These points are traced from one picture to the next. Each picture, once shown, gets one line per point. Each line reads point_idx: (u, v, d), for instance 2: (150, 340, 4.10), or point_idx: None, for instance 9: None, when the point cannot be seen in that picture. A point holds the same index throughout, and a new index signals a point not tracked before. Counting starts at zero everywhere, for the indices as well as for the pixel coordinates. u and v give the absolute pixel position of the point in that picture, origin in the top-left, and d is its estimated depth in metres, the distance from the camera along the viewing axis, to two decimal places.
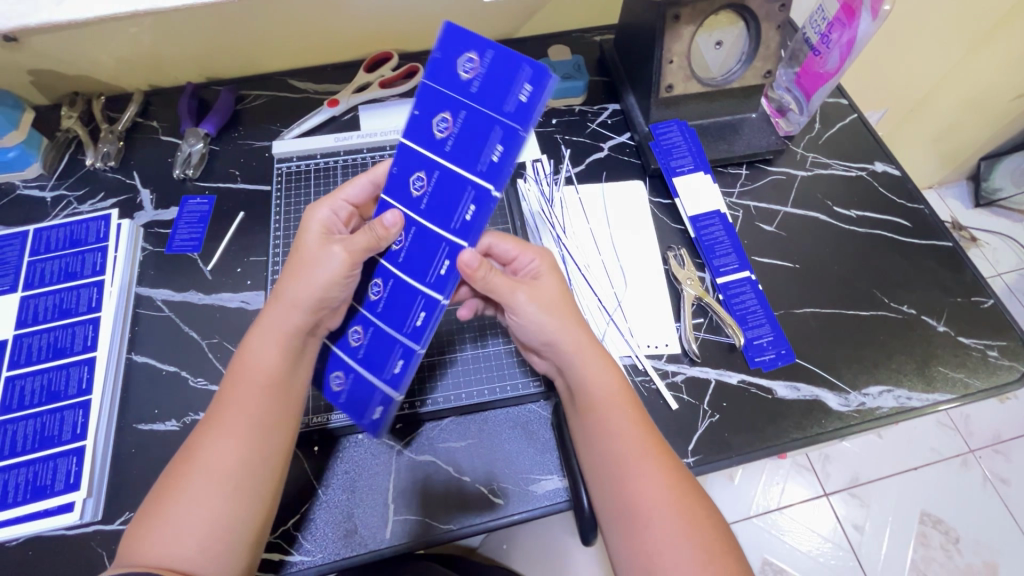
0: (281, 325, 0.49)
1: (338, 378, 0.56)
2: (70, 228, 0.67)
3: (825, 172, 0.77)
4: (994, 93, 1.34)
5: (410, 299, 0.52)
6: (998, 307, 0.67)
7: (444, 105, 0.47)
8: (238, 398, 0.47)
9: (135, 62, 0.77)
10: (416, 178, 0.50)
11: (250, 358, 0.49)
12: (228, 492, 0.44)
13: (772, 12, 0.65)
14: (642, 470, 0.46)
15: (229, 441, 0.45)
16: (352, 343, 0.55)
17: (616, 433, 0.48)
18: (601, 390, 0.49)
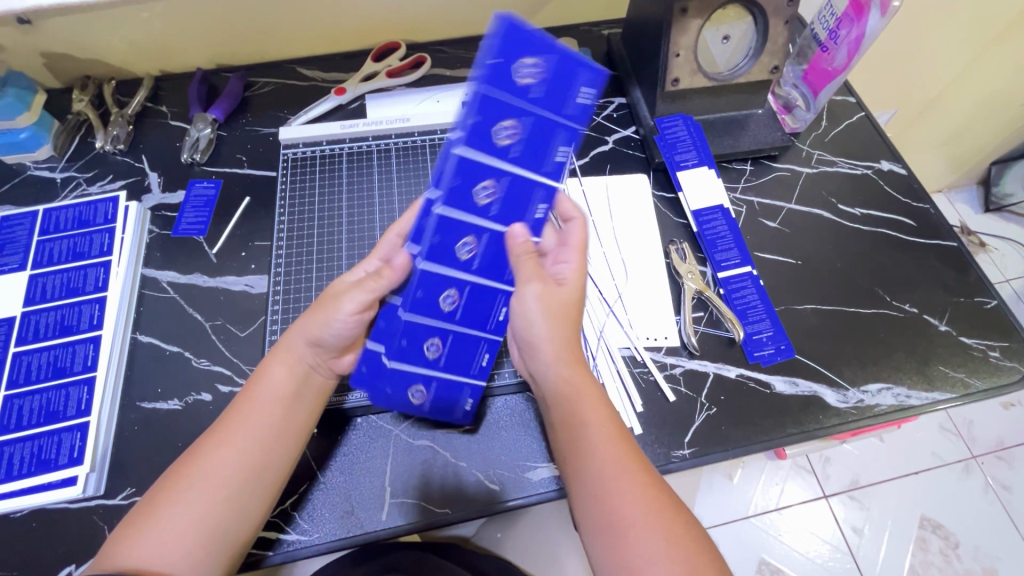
0: (294, 348, 0.52)
1: (417, 391, 0.56)
2: (79, 209, 0.68)
3: (831, 169, 0.77)
4: (1006, 97, 1.33)
5: (490, 301, 0.55)
6: (1001, 308, 0.67)
7: (505, 112, 0.45)
8: (243, 417, 0.49)
9: (146, 47, 0.78)
10: (483, 188, 0.48)
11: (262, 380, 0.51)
12: (223, 504, 0.46)
13: (779, 8, 0.65)
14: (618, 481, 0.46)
15: (227, 451, 0.47)
16: (429, 355, 0.55)
17: (592, 447, 0.48)
18: (582, 405, 0.50)
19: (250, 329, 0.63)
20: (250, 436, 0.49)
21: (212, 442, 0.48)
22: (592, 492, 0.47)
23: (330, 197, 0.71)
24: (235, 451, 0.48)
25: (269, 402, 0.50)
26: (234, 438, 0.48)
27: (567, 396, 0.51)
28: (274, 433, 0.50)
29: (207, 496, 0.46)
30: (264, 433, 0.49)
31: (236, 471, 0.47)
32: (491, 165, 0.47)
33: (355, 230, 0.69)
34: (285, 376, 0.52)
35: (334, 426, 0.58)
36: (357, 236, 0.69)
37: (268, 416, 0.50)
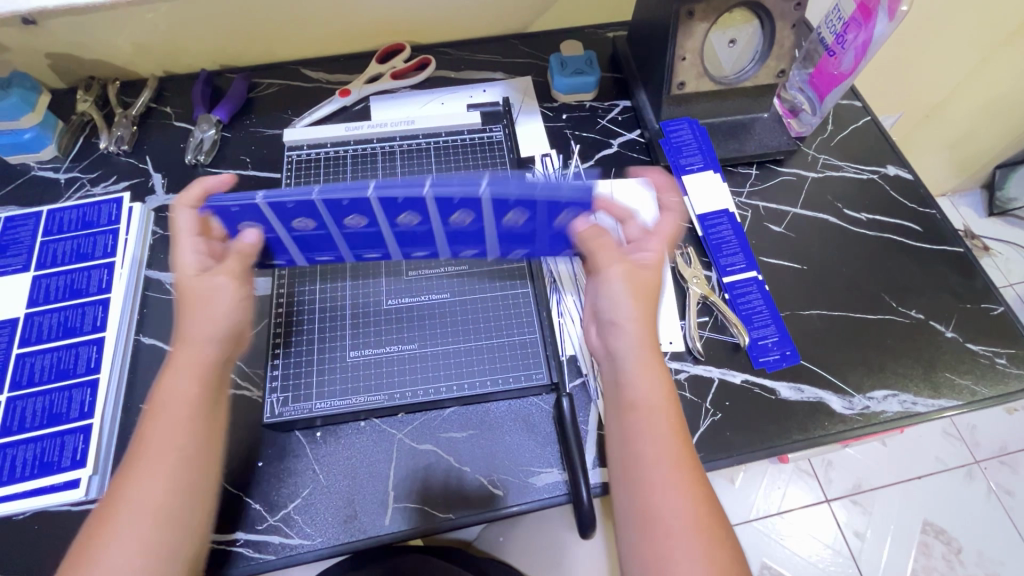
0: (202, 356, 0.49)
1: (354, 220, 0.54)
2: (83, 210, 0.68)
3: (836, 174, 0.76)
4: (1012, 101, 1.33)
5: (424, 243, 0.59)
6: (1008, 314, 0.66)
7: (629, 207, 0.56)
8: (155, 435, 0.45)
9: (150, 48, 0.78)
10: (514, 215, 0.53)
11: (164, 392, 0.47)
12: (147, 555, 0.41)
13: (787, 12, 0.64)
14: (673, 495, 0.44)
15: (152, 474, 0.43)
16: (455, 216, 0.53)
17: (650, 437, 0.46)
18: (649, 396, 0.48)
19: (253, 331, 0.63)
20: (159, 467, 0.44)
21: (121, 490, 0.43)
22: (645, 498, 0.45)
23: None
24: (147, 493, 0.43)
25: (174, 423, 0.46)
26: (147, 476, 0.43)
27: (633, 390, 0.49)
28: (187, 458, 0.45)
29: (124, 549, 0.41)
30: (175, 460, 0.44)
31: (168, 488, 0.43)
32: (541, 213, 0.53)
33: None
34: (191, 388, 0.47)
35: (337, 429, 0.58)
36: None
37: (175, 438, 0.45)
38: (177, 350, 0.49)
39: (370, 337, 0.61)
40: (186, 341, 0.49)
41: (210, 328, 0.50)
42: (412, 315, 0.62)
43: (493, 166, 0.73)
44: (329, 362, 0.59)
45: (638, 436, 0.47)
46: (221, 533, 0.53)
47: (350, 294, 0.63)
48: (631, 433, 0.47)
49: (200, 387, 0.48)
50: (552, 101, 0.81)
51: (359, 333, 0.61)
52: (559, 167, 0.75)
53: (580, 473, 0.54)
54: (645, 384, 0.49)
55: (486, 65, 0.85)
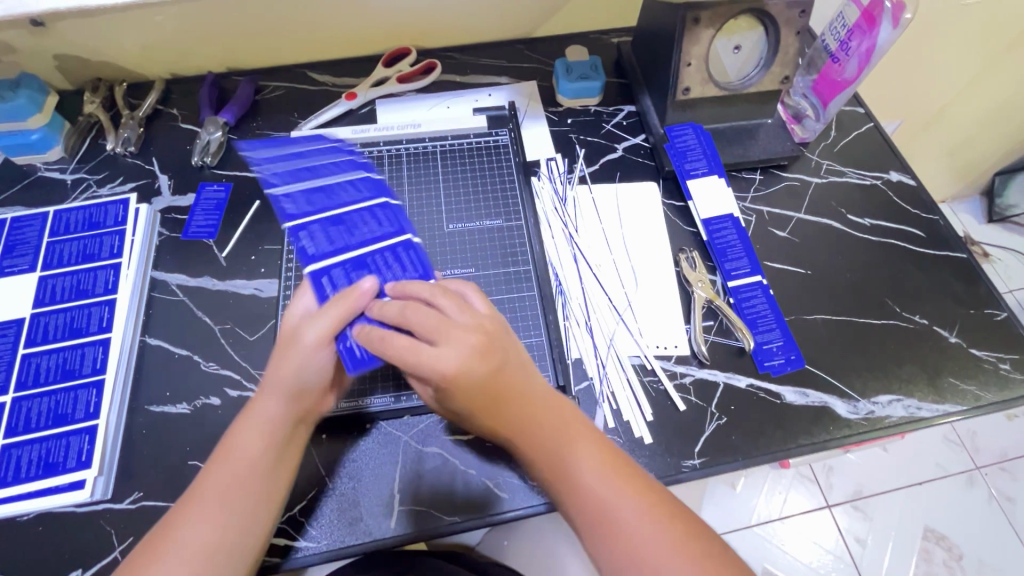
0: (274, 415, 0.49)
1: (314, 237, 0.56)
2: (89, 211, 0.68)
3: (840, 179, 0.77)
4: (1011, 109, 1.34)
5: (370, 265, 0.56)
6: (1011, 320, 0.67)
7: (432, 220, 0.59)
8: (209, 488, 0.46)
9: (158, 50, 0.78)
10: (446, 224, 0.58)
11: (234, 447, 0.48)
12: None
13: (792, 18, 0.65)
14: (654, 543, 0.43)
15: (195, 539, 0.44)
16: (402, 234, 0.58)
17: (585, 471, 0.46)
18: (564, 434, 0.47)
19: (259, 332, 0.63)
20: (212, 511, 0.45)
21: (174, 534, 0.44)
22: (627, 556, 0.43)
23: None
24: (194, 538, 0.44)
25: (228, 480, 0.46)
26: (199, 519, 0.45)
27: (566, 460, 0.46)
28: (241, 509, 0.46)
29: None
30: (228, 511, 0.45)
31: (204, 556, 0.44)
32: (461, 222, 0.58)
33: None
34: (258, 439, 0.48)
35: (344, 431, 0.58)
36: None
37: (233, 484, 0.46)
38: (257, 400, 0.50)
39: None
40: (275, 391, 0.49)
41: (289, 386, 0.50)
42: None
43: (499, 170, 0.73)
44: None
45: (591, 502, 0.45)
46: None
47: None
48: (583, 504, 0.45)
49: (272, 435, 0.49)
50: (557, 105, 0.82)
51: None
52: (566, 172, 0.75)
53: None
54: (582, 452, 0.46)
55: (492, 70, 0.85)
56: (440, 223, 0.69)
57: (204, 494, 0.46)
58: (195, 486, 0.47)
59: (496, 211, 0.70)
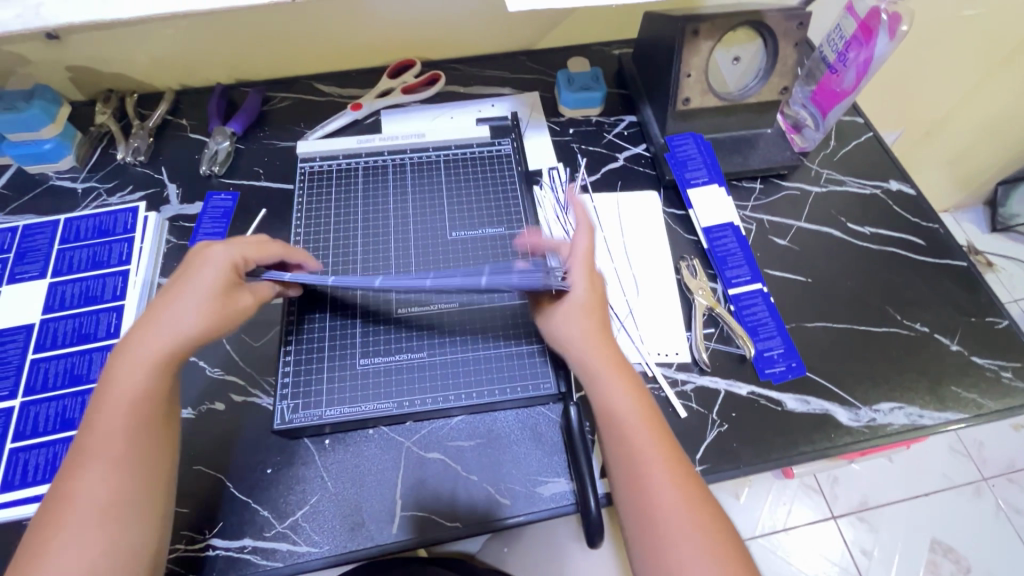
0: (151, 353, 0.49)
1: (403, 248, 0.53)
2: (99, 219, 0.69)
3: (840, 188, 0.77)
4: (1011, 119, 1.36)
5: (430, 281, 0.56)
6: (1012, 328, 0.67)
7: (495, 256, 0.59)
8: (102, 424, 0.47)
9: (168, 62, 0.80)
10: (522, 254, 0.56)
11: (114, 384, 0.48)
12: (105, 550, 0.43)
13: (790, 30, 0.67)
14: (675, 510, 0.47)
15: (100, 471, 0.45)
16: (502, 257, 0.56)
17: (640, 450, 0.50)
18: (633, 417, 0.51)
19: (265, 338, 0.64)
20: (109, 464, 0.46)
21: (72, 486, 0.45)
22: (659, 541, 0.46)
23: (344, 211, 0.71)
24: (100, 488, 0.45)
25: (119, 412, 0.47)
26: (96, 469, 0.45)
27: (619, 415, 0.51)
28: (134, 456, 0.47)
29: (81, 540, 0.43)
30: (123, 454, 0.46)
31: (111, 488, 0.45)
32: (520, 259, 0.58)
33: (370, 247, 0.68)
34: (139, 380, 0.49)
35: (346, 436, 0.58)
36: (372, 254, 0.68)
37: (123, 431, 0.47)
38: (135, 338, 0.50)
39: (380, 346, 0.61)
40: (146, 330, 0.50)
41: (161, 333, 0.50)
42: (421, 324, 0.63)
43: (501, 178, 0.74)
44: (339, 370, 0.60)
45: (629, 458, 0.50)
46: (231, 539, 0.54)
47: (360, 303, 0.64)
48: (622, 456, 0.50)
49: (146, 379, 0.49)
50: (559, 115, 0.83)
51: (368, 341, 0.61)
52: (568, 182, 0.76)
53: (587, 481, 0.54)
54: (633, 412, 0.51)
55: (495, 81, 0.86)
56: (443, 232, 0.70)
57: (99, 432, 0.46)
58: (86, 430, 0.47)
59: (498, 219, 0.71)
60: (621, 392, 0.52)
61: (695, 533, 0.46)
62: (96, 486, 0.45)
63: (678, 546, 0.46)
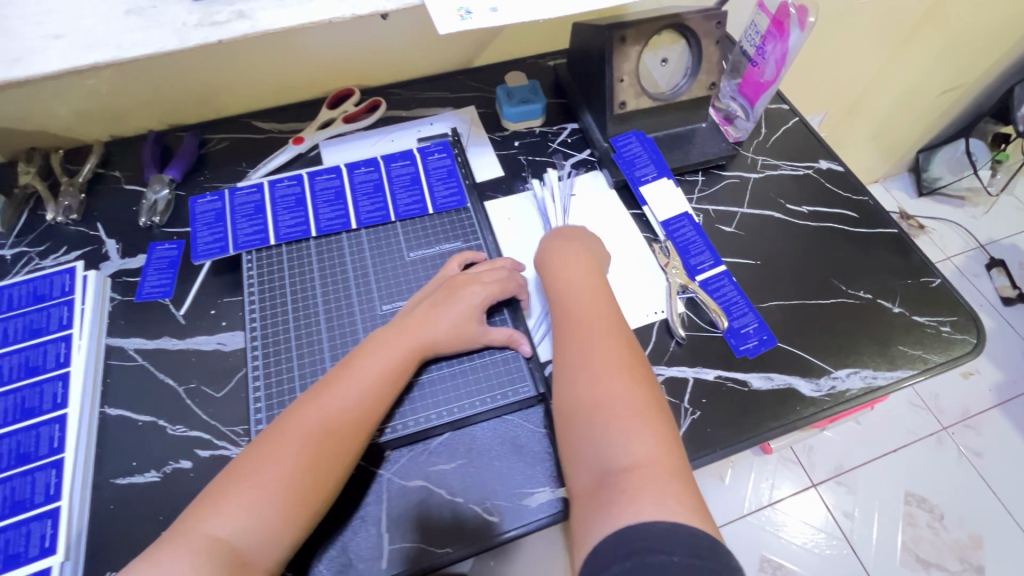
0: (400, 348, 0.56)
1: (364, 169, 0.73)
2: (33, 283, 0.65)
3: (775, 172, 0.81)
4: (923, 91, 1.48)
5: (374, 193, 0.71)
6: (945, 285, 0.71)
7: (408, 159, 0.74)
8: (335, 391, 0.52)
9: (93, 113, 0.77)
10: (436, 156, 0.75)
11: (361, 367, 0.54)
12: (300, 485, 0.47)
13: (710, 30, 0.71)
14: (606, 367, 0.51)
15: (317, 419, 0.50)
16: (433, 156, 0.75)
17: (579, 313, 0.57)
18: (572, 288, 0.60)
19: (226, 389, 0.61)
20: (328, 416, 0.50)
21: (276, 436, 0.49)
22: (577, 382, 0.51)
23: (296, 246, 0.67)
24: (286, 463, 0.47)
25: (357, 387, 0.53)
26: (316, 413, 0.50)
27: (563, 292, 0.60)
28: (349, 426, 0.51)
29: (264, 498, 0.46)
30: (338, 422, 0.50)
31: (320, 441, 0.49)
32: (434, 180, 0.73)
33: (327, 274, 0.65)
34: (369, 379, 0.53)
35: None
36: (332, 288, 0.64)
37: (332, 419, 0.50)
38: (393, 333, 0.57)
39: None
40: (401, 331, 0.57)
41: (412, 335, 0.57)
42: None
43: (448, 192, 0.72)
44: None
45: (580, 328, 0.55)
46: None
47: (327, 333, 0.61)
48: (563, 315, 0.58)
49: (384, 370, 0.54)
50: (503, 129, 0.84)
51: None
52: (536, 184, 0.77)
53: None
54: (577, 287, 0.60)
55: (437, 102, 0.87)
56: (401, 254, 0.67)
57: (337, 391, 0.52)
58: (327, 385, 0.53)
59: (454, 233, 0.69)
60: (590, 304, 0.57)
61: (628, 390, 0.49)
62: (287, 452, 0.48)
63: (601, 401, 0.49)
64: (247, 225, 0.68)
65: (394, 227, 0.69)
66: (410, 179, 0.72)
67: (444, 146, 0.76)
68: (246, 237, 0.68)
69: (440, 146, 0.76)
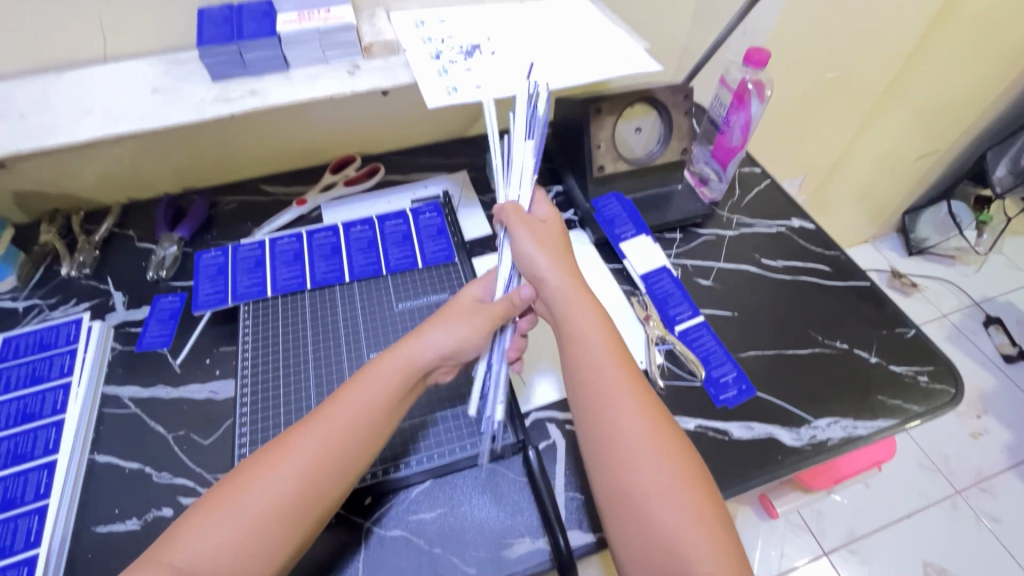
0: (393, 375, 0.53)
1: (359, 227, 0.78)
2: (40, 333, 0.69)
3: (750, 230, 0.86)
4: (898, 155, 1.57)
5: (367, 248, 0.76)
6: (919, 336, 0.73)
7: (400, 218, 0.80)
8: (320, 427, 0.49)
9: (115, 178, 0.84)
10: (427, 215, 0.80)
11: (352, 398, 0.51)
12: (278, 522, 0.45)
13: (678, 102, 0.78)
14: (648, 448, 0.47)
15: (299, 454, 0.47)
16: (424, 216, 0.80)
17: (598, 370, 0.51)
18: (583, 332, 0.54)
19: (215, 436, 0.62)
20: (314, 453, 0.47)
21: (258, 467, 0.46)
22: (619, 462, 0.47)
23: (291, 299, 0.71)
24: (265, 500, 0.45)
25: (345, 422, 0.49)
26: (304, 449, 0.47)
27: (578, 337, 0.54)
28: (335, 463, 0.48)
29: (239, 533, 0.43)
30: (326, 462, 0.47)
31: (302, 478, 0.46)
32: (425, 237, 0.77)
33: (320, 325, 0.68)
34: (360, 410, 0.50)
35: None
36: (323, 337, 0.67)
37: (315, 460, 0.47)
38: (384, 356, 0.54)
39: None
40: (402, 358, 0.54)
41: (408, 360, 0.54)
42: None
43: (437, 248, 0.76)
44: None
45: (608, 399, 0.50)
46: None
47: (314, 379, 0.63)
48: (584, 375, 0.52)
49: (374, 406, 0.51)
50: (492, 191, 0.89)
51: None
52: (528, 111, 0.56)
53: (557, 527, 0.55)
54: (592, 332, 0.53)
55: (432, 168, 0.94)
56: (390, 305, 0.70)
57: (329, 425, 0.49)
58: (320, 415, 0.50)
59: (442, 286, 0.73)
60: (610, 366, 0.51)
61: (667, 469, 0.46)
62: (269, 493, 0.45)
63: (649, 489, 0.45)
64: (247, 278, 0.72)
65: (385, 280, 0.73)
66: (402, 236, 0.77)
67: (435, 206, 0.82)
68: (245, 290, 0.71)
69: (431, 207, 0.82)
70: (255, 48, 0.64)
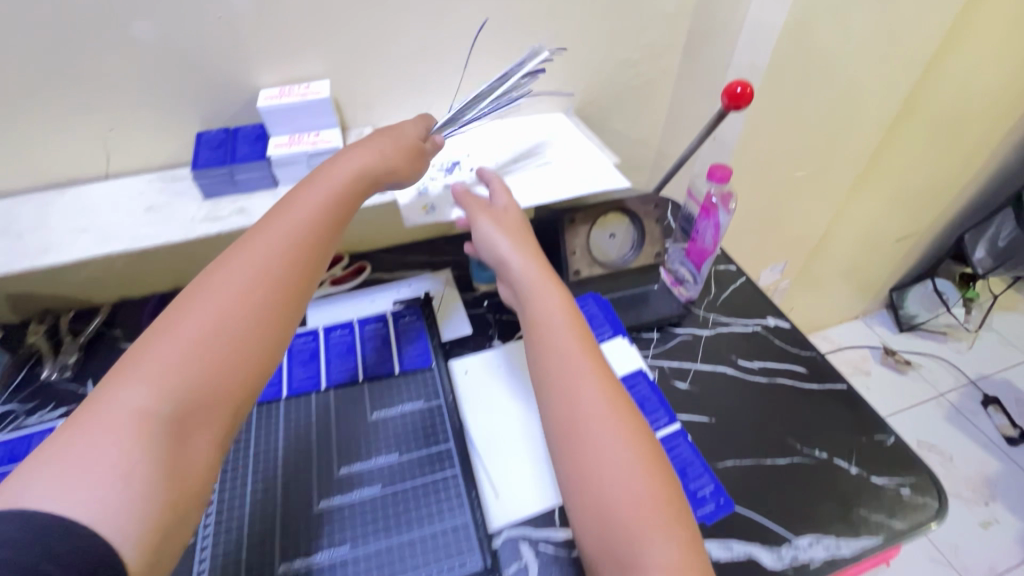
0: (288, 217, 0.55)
1: (339, 332, 0.81)
2: (10, 445, 0.69)
3: (725, 329, 0.87)
4: (876, 238, 1.62)
5: (346, 353, 0.77)
6: (899, 443, 0.73)
7: (380, 322, 0.82)
8: (209, 305, 0.48)
9: (106, 280, 0.86)
10: (406, 319, 0.83)
11: (237, 271, 0.50)
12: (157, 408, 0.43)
13: (648, 211, 0.83)
14: (603, 419, 0.50)
15: (188, 329, 0.46)
16: (404, 319, 0.83)
17: (561, 352, 0.55)
18: (549, 317, 0.58)
19: None
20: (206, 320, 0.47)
21: (139, 359, 0.44)
22: (576, 437, 0.50)
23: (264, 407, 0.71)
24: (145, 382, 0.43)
25: (244, 272, 0.50)
26: (191, 323, 0.47)
27: (545, 317, 0.58)
28: (229, 315, 0.48)
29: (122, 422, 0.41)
30: (220, 308, 0.48)
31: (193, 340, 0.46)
32: (403, 342, 0.79)
33: (292, 436, 0.68)
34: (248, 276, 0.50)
35: None
36: (294, 450, 0.67)
37: (210, 324, 0.47)
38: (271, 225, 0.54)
39: (302, 543, 0.59)
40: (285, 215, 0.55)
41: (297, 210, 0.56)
42: (344, 514, 0.62)
43: (414, 354, 0.78)
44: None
45: (569, 377, 0.53)
46: None
47: (281, 498, 0.63)
48: (550, 359, 0.55)
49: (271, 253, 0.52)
50: (474, 289, 0.91)
51: (290, 540, 0.60)
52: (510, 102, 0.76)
53: None
54: (557, 318, 0.58)
55: (417, 265, 0.97)
56: (364, 414, 0.71)
57: (218, 294, 0.49)
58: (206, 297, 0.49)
59: (417, 393, 0.73)
60: (570, 346, 0.55)
61: (621, 441, 0.49)
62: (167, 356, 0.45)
63: (604, 461, 0.48)
64: None
65: (361, 386, 0.74)
66: (381, 340, 0.79)
67: (413, 310, 0.85)
68: None
69: (411, 311, 0.85)
70: (246, 170, 0.69)
